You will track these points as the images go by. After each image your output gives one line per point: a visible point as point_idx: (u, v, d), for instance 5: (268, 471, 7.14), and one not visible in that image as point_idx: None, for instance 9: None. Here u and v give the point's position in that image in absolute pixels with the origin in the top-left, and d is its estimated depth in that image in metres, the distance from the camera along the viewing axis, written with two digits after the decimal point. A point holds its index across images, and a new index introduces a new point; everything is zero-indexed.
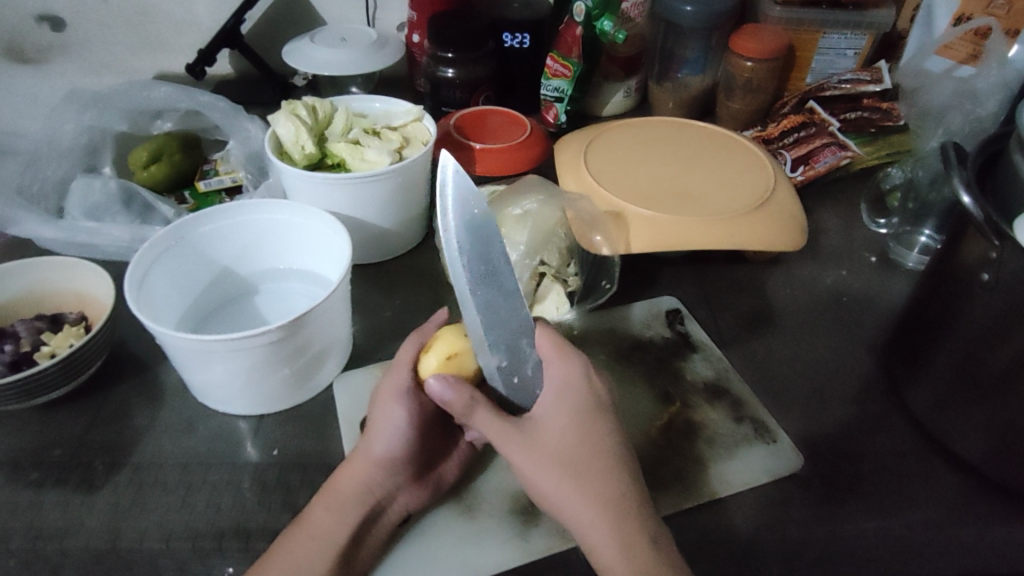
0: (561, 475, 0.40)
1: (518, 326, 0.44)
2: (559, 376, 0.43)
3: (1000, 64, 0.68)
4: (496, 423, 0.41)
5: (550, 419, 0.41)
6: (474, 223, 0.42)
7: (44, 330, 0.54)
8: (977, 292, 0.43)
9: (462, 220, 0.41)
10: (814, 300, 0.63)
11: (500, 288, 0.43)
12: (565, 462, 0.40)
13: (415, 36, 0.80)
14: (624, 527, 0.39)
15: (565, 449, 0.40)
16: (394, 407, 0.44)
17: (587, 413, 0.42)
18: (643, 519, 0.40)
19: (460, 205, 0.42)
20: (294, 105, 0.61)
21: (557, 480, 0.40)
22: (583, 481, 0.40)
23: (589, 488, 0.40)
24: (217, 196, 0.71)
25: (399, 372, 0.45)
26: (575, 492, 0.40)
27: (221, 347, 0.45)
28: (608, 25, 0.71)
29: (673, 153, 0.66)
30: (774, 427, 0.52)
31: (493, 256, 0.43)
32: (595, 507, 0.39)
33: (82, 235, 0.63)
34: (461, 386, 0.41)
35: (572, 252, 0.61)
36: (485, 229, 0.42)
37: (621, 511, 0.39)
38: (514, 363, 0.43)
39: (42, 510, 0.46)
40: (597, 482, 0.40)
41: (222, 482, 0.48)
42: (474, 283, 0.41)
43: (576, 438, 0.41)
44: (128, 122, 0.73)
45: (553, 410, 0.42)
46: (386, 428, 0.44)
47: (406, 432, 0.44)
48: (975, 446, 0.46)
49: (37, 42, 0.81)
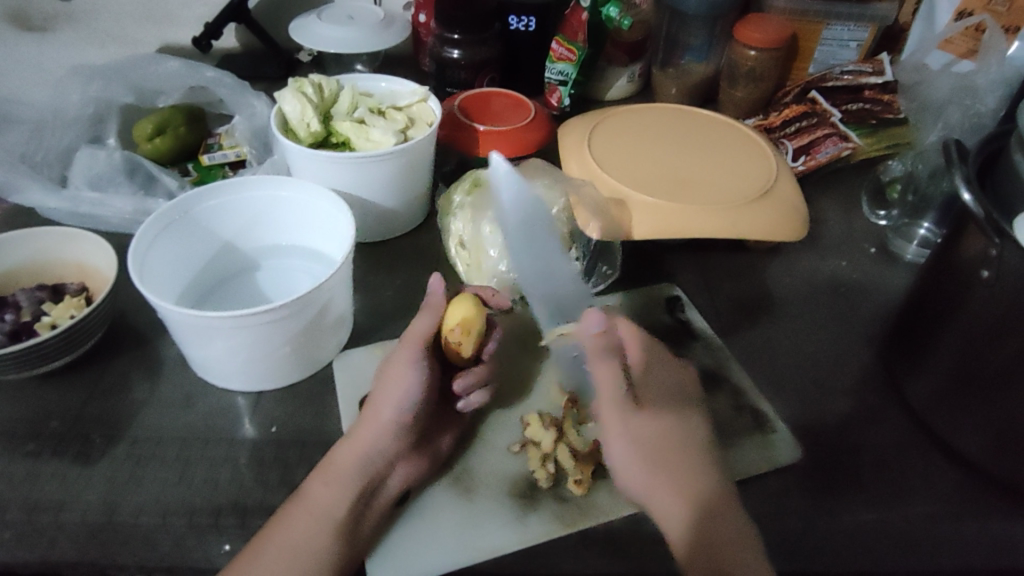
0: (639, 457, 0.46)
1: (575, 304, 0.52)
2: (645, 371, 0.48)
3: (1000, 59, 0.68)
4: (590, 403, 0.49)
5: (637, 407, 0.47)
6: (525, 210, 0.53)
7: (44, 300, 0.54)
8: (976, 288, 0.44)
9: (513, 206, 0.53)
10: (814, 289, 0.64)
11: (553, 272, 0.52)
12: (644, 444, 0.46)
13: (421, 16, 0.80)
14: (692, 506, 0.44)
15: (648, 435, 0.47)
16: (407, 372, 0.46)
17: (665, 401, 0.48)
18: (710, 497, 0.44)
19: (511, 195, 0.53)
20: (300, 82, 0.60)
21: (637, 460, 0.46)
22: (661, 465, 0.45)
23: (663, 469, 0.45)
24: (220, 169, 0.70)
25: (414, 337, 0.46)
26: (654, 474, 0.45)
27: (224, 323, 0.45)
28: (615, 11, 0.71)
29: (675, 141, 0.66)
30: (772, 416, 0.53)
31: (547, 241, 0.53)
32: (665, 486, 0.45)
33: (84, 206, 0.62)
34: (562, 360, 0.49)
35: (574, 236, 0.59)
36: (536, 218, 0.53)
37: (691, 490, 0.44)
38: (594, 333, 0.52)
39: (39, 481, 0.46)
40: (676, 468, 0.45)
41: (219, 459, 0.49)
42: (528, 262, 0.52)
43: (654, 426, 0.47)
44: (134, 94, 0.73)
45: (641, 398, 0.48)
46: (396, 393, 0.45)
47: (416, 398, 0.46)
48: (973, 440, 0.47)
49: (44, 10, 0.80)
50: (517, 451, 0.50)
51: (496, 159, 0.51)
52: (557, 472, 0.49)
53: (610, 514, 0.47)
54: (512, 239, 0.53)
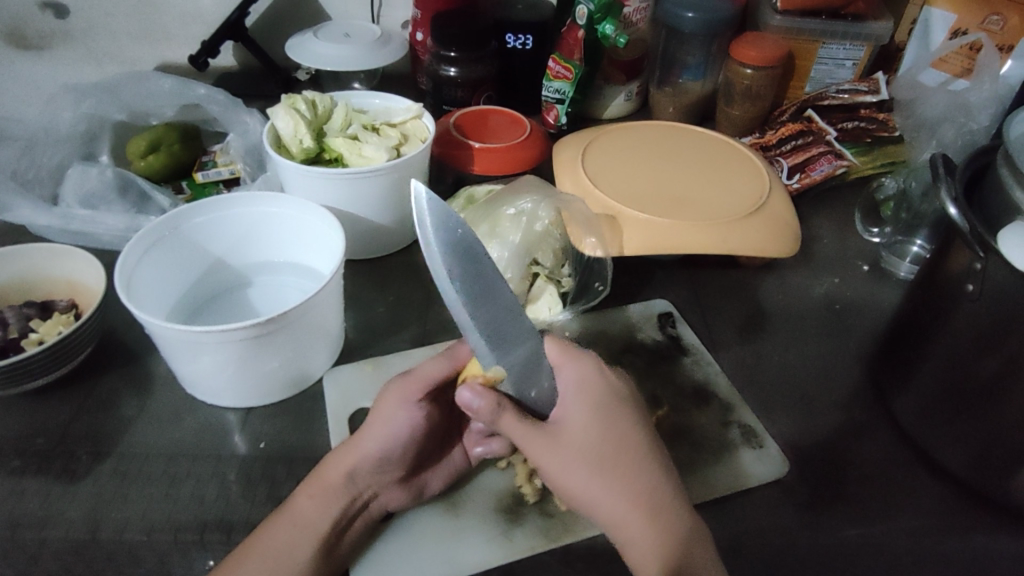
0: (590, 471, 0.41)
1: (524, 346, 0.43)
2: (576, 375, 0.44)
3: (993, 78, 0.69)
4: (520, 430, 0.41)
5: (573, 417, 0.42)
6: (457, 243, 0.41)
7: (33, 317, 0.54)
8: (963, 303, 0.43)
9: (442, 238, 0.41)
10: (805, 306, 0.64)
11: (508, 315, 0.43)
12: (591, 456, 0.41)
13: (418, 35, 0.80)
14: (659, 525, 0.39)
15: (592, 444, 0.41)
16: (398, 412, 0.44)
17: (607, 405, 0.43)
18: (678, 515, 0.40)
19: (439, 227, 0.41)
20: (293, 100, 0.61)
21: (586, 477, 0.41)
22: (616, 473, 0.41)
23: (617, 482, 0.40)
24: (215, 187, 0.72)
25: (419, 379, 0.45)
26: (609, 489, 0.40)
27: (208, 338, 0.45)
28: (610, 29, 0.72)
29: (665, 159, 0.66)
30: (761, 432, 0.52)
31: (488, 274, 0.43)
32: (626, 502, 0.40)
33: (76, 223, 0.63)
34: (490, 393, 0.41)
35: (566, 253, 0.61)
36: (469, 255, 0.42)
37: (655, 505, 0.40)
38: (531, 376, 0.43)
39: (22, 499, 0.46)
40: (628, 476, 0.41)
41: (207, 475, 0.48)
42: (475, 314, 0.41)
43: (600, 431, 0.42)
44: (127, 113, 0.73)
45: (578, 408, 0.42)
46: (386, 428, 0.44)
47: (402, 437, 0.44)
48: (959, 456, 0.46)
49: (40, 28, 0.81)
50: (504, 467, 0.50)
51: (418, 188, 0.40)
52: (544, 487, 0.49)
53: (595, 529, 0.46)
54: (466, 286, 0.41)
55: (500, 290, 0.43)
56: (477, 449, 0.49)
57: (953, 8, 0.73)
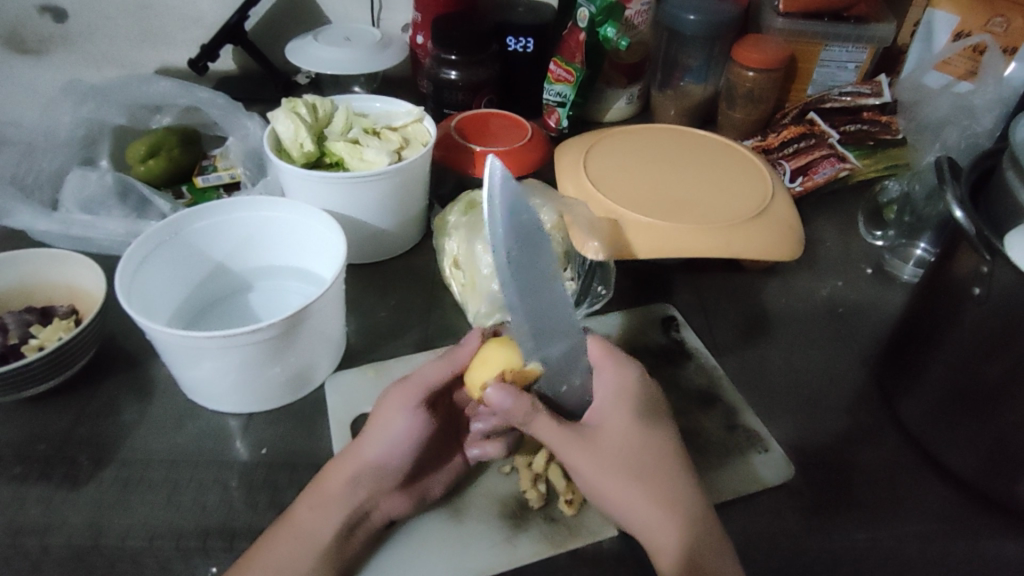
0: (623, 477, 0.41)
1: (562, 339, 0.44)
2: (614, 382, 0.45)
3: (997, 79, 0.70)
4: (556, 432, 0.42)
5: (611, 421, 0.43)
6: (520, 226, 0.40)
7: (33, 323, 0.53)
8: (970, 307, 0.43)
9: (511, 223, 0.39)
10: (809, 309, 0.63)
11: (550, 302, 0.43)
12: (623, 462, 0.42)
13: (419, 38, 0.80)
14: (685, 531, 0.40)
15: (626, 451, 0.42)
16: (396, 418, 0.44)
17: (642, 415, 0.44)
18: (704, 521, 0.41)
19: (508, 210, 0.39)
20: (294, 103, 0.61)
21: (620, 484, 0.41)
22: (647, 481, 0.41)
23: (650, 490, 0.41)
24: (215, 191, 0.71)
25: (416, 384, 0.45)
26: (640, 495, 0.41)
27: (210, 344, 0.45)
28: (611, 32, 0.71)
29: (671, 162, 0.66)
30: (766, 436, 0.52)
31: (538, 260, 0.42)
32: (656, 508, 0.40)
33: (76, 228, 0.62)
34: (521, 394, 0.41)
35: (568, 257, 0.59)
36: (529, 239, 0.41)
37: (684, 513, 0.41)
38: (564, 373, 0.44)
39: (23, 505, 0.46)
40: (660, 484, 0.41)
41: (209, 480, 0.48)
42: (523, 299, 0.40)
43: (635, 439, 0.43)
44: (127, 116, 0.73)
45: (613, 414, 0.43)
46: (387, 434, 0.44)
47: (404, 444, 0.44)
48: (967, 460, 0.46)
49: (39, 32, 0.81)
50: (507, 472, 0.49)
51: (495, 165, 0.38)
52: (548, 492, 0.48)
53: (599, 535, 0.46)
54: (524, 274, 0.40)
55: (546, 278, 0.43)
56: (473, 450, 0.49)
57: (956, 10, 0.72)
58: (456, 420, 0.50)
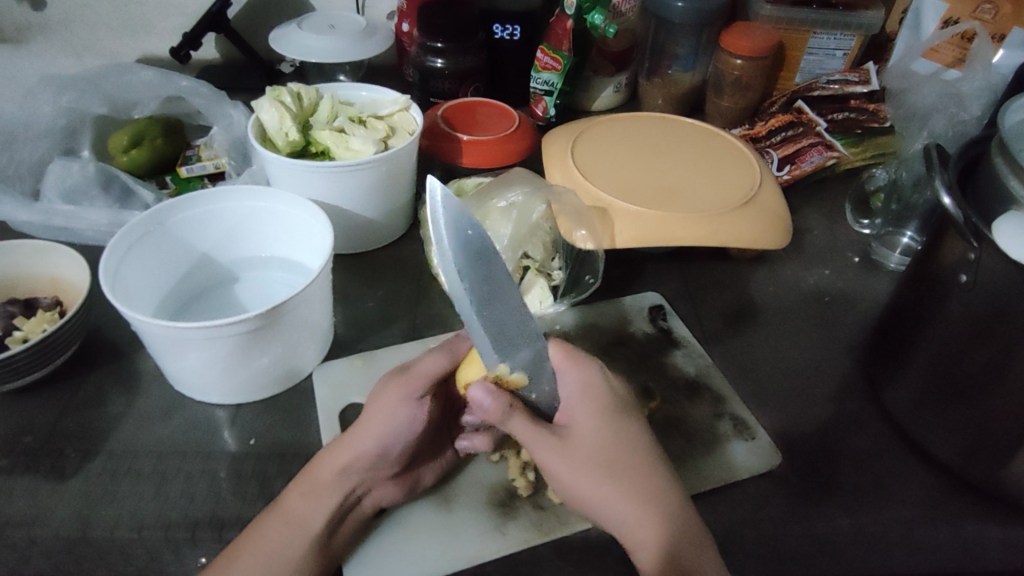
0: (597, 473, 0.41)
1: (528, 347, 0.43)
2: (579, 380, 0.45)
3: (985, 66, 0.70)
4: (529, 433, 0.42)
5: (580, 422, 0.43)
6: (468, 240, 0.41)
7: (16, 315, 0.53)
8: (956, 293, 0.43)
9: (458, 237, 0.41)
10: (795, 297, 0.64)
11: (512, 314, 0.43)
12: (598, 459, 0.42)
13: (404, 25, 0.79)
14: (666, 521, 0.40)
15: (598, 449, 0.42)
16: (398, 411, 0.43)
17: (614, 412, 0.44)
18: (687, 510, 0.41)
19: (454, 225, 0.41)
20: (279, 92, 0.60)
21: (597, 479, 0.41)
22: (624, 475, 0.41)
23: (627, 483, 0.41)
24: (199, 181, 0.70)
25: (415, 377, 0.44)
26: (617, 490, 0.41)
27: (196, 335, 0.44)
28: (599, 19, 0.71)
29: (654, 150, 0.66)
30: (753, 423, 0.52)
31: (492, 273, 0.42)
32: (635, 502, 0.40)
33: (59, 219, 0.62)
34: (500, 394, 0.41)
35: (556, 246, 0.61)
36: (480, 253, 0.42)
37: (663, 505, 0.41)
38: (532, 381, 0.43)
39: (10, 497, 0.45)
40: (637, 478, 0.41)
41: (197, 471, 0.48)
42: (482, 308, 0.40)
43: (608, 437, 0.43)
44: (108, 105, 0.72)
45: (585, 412, 0.43)
46: (388, 425, 0.43)
47: (402, 435, 0.44)
48: (950, 444, 0.47)
49: (17, 21, 0.80)
50: (496, 460, 0.50)
51: (434, 183, 0.41)
52: (536, 480, 0.48)
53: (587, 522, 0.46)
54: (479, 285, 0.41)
55: (505, 292, 0.43)
56: (460, 442, 0.49)
57: None
58: (451, 410, 0.50)
